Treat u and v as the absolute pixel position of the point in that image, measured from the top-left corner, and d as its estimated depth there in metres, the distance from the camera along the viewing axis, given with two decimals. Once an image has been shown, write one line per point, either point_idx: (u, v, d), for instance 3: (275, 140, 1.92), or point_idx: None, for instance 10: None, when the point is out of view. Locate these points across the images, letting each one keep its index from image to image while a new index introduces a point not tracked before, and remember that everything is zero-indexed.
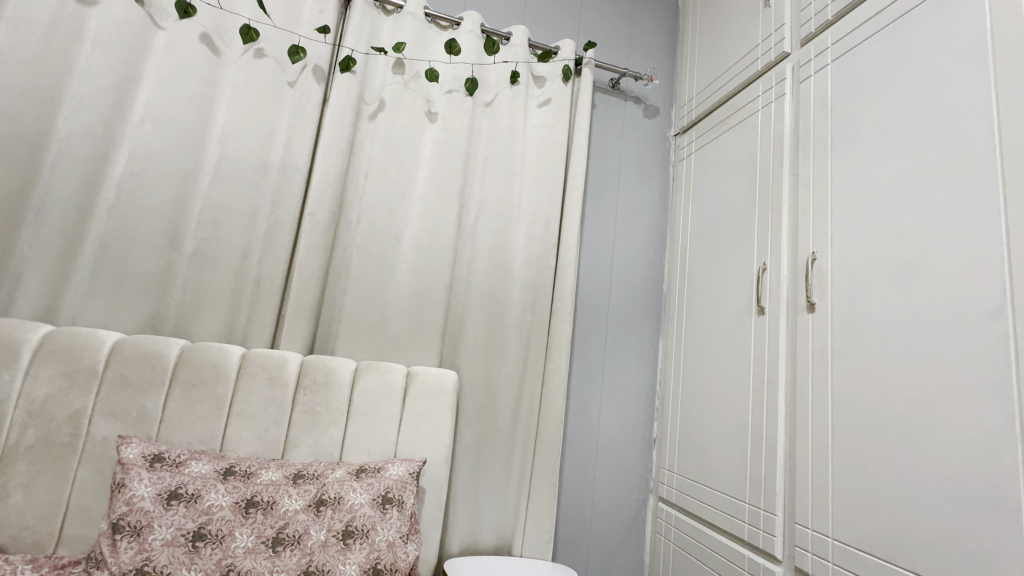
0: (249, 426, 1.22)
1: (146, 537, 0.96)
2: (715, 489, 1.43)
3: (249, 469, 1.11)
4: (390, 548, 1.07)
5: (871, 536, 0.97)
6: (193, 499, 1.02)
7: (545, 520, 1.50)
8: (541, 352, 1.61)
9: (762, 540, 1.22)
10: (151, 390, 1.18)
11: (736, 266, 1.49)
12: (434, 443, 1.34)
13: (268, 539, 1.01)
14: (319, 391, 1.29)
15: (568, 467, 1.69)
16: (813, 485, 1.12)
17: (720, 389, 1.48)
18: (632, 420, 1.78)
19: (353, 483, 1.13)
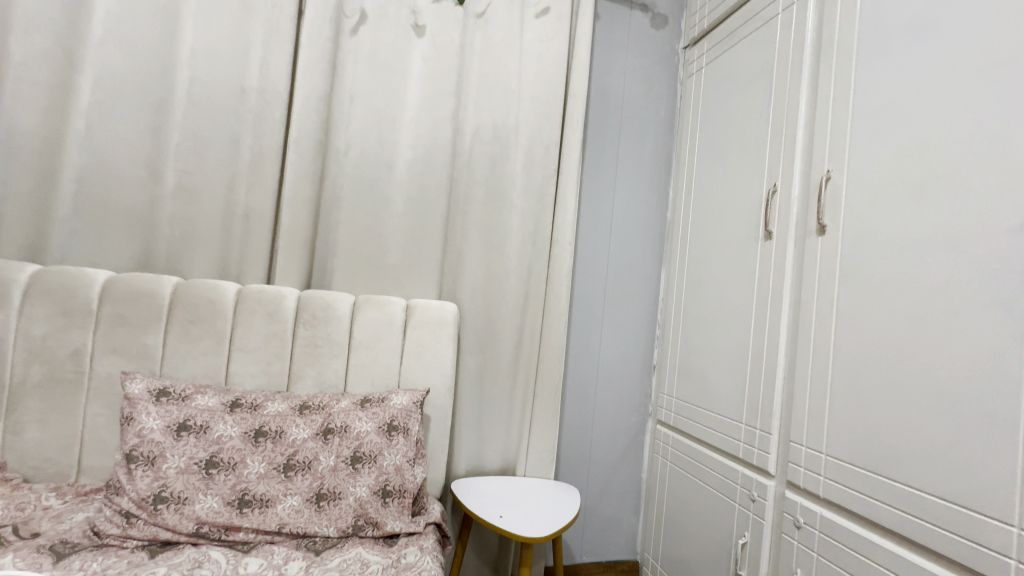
0: (252, 361, 1.22)
1: (160, 466, 0.99)
2: (713, 412, 1.47)
3: (255, 402, 1.12)
4: (398, 471, 1.11)
5: (864, 451, 1.00)
6: (202, 430, 1.04)
7: (547, 443, 1.55)
8: (542, 282, 1.58)
9: (757, 457, 1.27)
10: (149, 327, 1.17)
11: (745, 189, 1.43)
12: (436, 374, 1.36)
13: (279, 465, 1.05)
14: (319, 325, 1.28)
15: (570, 394, 1.73)
16: (811, 405, 1.14)
17: (722, 316, 1.47)
18: (632, 348, 1.80)
19: (359, 413, 1.16)
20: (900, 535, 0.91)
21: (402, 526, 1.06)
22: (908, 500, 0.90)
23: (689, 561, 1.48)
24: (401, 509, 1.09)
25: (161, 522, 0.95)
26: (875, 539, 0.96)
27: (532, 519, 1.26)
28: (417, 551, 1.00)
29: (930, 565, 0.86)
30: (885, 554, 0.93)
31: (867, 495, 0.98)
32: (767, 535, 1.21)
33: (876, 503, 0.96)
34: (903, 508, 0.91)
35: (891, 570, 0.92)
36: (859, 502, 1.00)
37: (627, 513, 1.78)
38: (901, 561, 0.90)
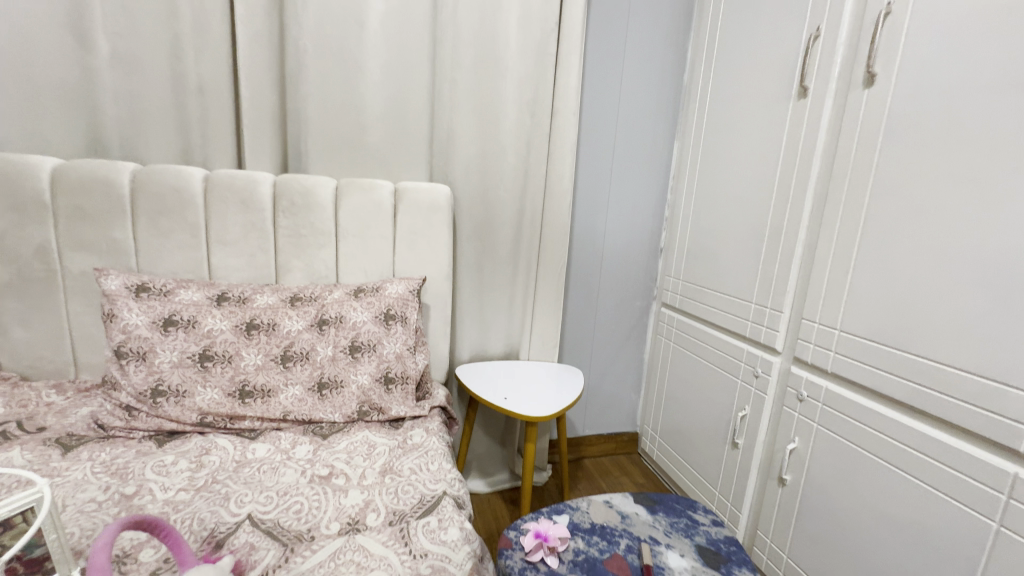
0: (233, 253, 1.14)
1: (152, 361, 0.96)
2: (722, 293, 1.42)
3: (243, 295, 1.07)
4: (399, 359, 1.10)
5: (884, 326, 0.96)
6: (191, 325, 1.00)
7: (551, 328, 1.54)
8: (542, 161, 1.44)
9: (764, 334, 1.25)
10: (114, 220, 1.07)
11: (782, 38, 1.21)
12: (433, 261, 1.29)
13: (276, 357, 1.03)
14: (300, 214, 1.17)
15: (573, 280, 1.68)
16: (830, 281, 1.08)
17: (740, 191, 1.35)
18: (639, 230, 1.71)
19: (353, 303, 1.11)
20: (910, 406, 0.91)
21: (408, 409, 1.07)
22: (924, 373, 0.88)
23: (687, 432, 1.56)
24: (405, 394, 1.09)
25: (163, 413, 0.93)
26: (881, 410, 0.96)
27: (536, 401, 1.28)
28: (423, 433, 1.01)
29: (936, 433, 0.87)
30: (891, 423, 0.94)
31: (880, 369, 0.96)
32: (768, 407, 1.24)
33: (888, 377, 0.94)
34: (918, 381, 0.89)
35: (895, 438, 0.93)
36: (869, 375, 0.98)
37: (628, 391, 1.84)
38: (906, 429, 0.91)
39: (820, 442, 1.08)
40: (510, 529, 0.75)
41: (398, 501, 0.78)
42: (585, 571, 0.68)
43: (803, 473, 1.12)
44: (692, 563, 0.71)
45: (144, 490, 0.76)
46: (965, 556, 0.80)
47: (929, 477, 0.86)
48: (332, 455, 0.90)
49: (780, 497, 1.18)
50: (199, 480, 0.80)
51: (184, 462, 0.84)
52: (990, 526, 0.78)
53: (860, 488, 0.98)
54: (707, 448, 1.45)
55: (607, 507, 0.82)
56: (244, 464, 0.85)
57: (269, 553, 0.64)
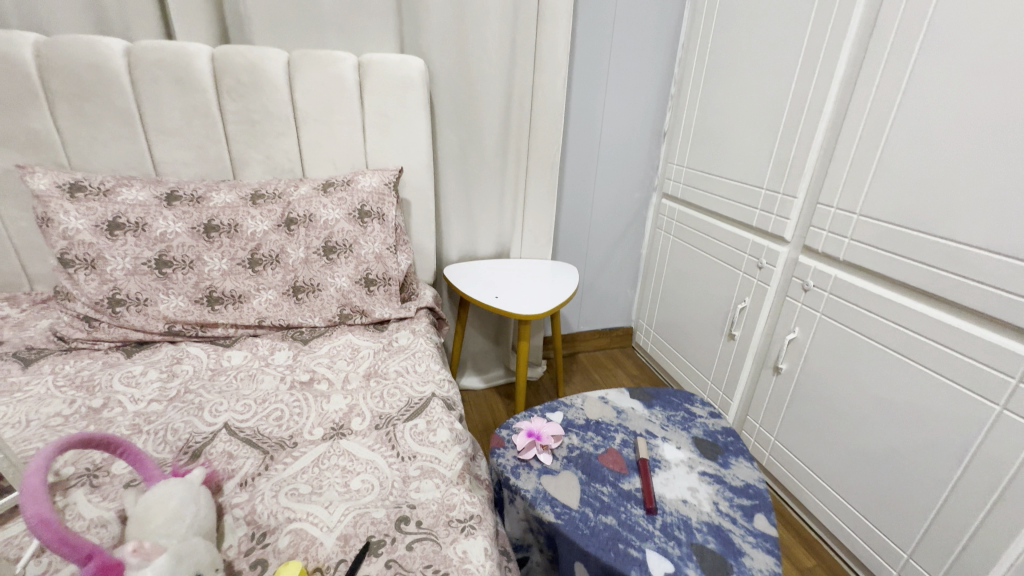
0: (179, 145, 0.99)
1: (103, 268, 0.86)
2: (730, 179, 1.30)
3: (197, 193, 0.95)
4: (379, 260, 1.01)
5: (912, 207, 0.86)
6: (140, 228, 0.89)
7: (544, 224, 1.44)
8: (532, 25, 1.22)
9: (772, 223, 1.16)
10: (26, 106, 0.90)
11: None
12: (410, 151, 1.15)
13: (243, 261, 0.94)
14: (250, 94, 1.00)
15: (568, 171, 1.54)
16: (855, 160, 0.96)
17: (762, 57, 1.17)
18: (641, 112, 1.54)
19: (322, 199, 1.00)
20: (927, 292, 0.85)
21: (392, 311, 1.01)
22: (950, 257, 0.81)
23: (683, 326, 1.54)
24: (389, 296, 1.02)
25: (126, 323, 0.87)
26: (894, 298, 0.91)
27: (528, 300, 1.23)
28: (410, 334, 0.96)
29: (951, 320, 0.82)
30: (903, 312, 0.89)
31: (899, 254, 0.89)
32: (769, 299, 1.19)
33: (908, 262, 0.88)
34: (941, 266, 0.83)
35: (905, 326, 0.88)
36: (886, 262, 0.91)
37: (623, 287, 1.80)
38: (918, 317, 0.86)
39: (821, 331, 1.05)
40: (502, 428, 0.73)
41: (384, 404, 0.74)
42: (579, 466, 0.66)
43: (800, 363, 1.11)
44: (689, 455, 0.69)
45: (112, 402, 0.72)
46: (959, 437, 0.80)
47: (935, 364, 0.84)
48: (313, 360, 0.85)
49: (774, 385, 1.19)
50: (171, 390, 0.75)
51: (154, 372, 0.79)
52: (992, 409, 0.76)
53: (859, 375, 0.97)
54: (703, 341, 1.44)
55: (603, 403, 0.79)
56: (220, 372, 0.80)
57: (248, 461, 0.61)
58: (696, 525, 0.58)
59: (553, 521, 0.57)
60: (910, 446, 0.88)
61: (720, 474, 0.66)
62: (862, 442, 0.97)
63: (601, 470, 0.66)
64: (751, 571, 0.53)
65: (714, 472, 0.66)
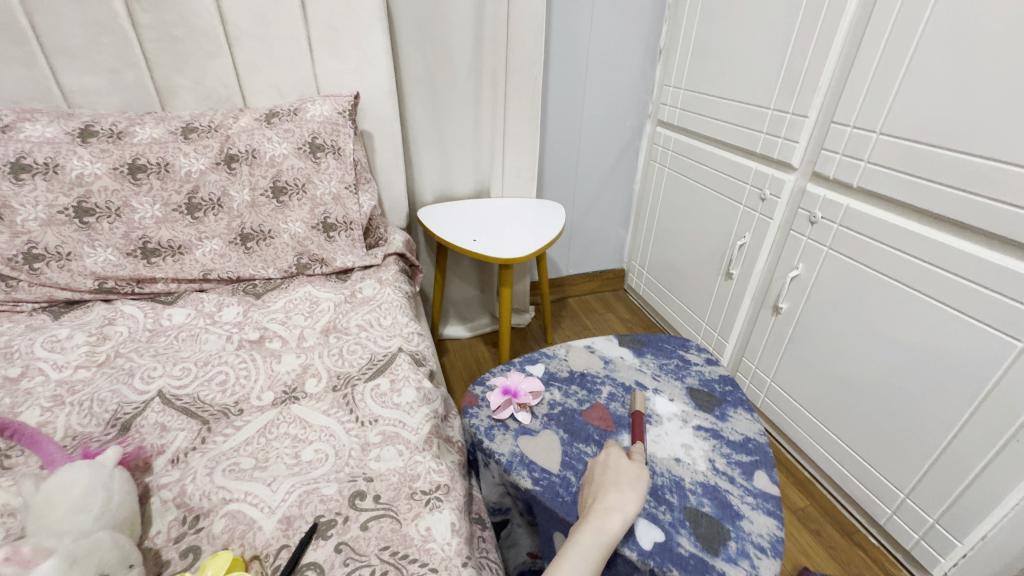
0: (88, 70, 0.84)
1: (11, 219, 0.74)
2: (733, 100, 1.17)
3: (117, 128, 0.81)
4: (337, 201, 0.90)
5: (942, 120, 0.75)
6: (51, 170, 0.76)
7: (526, 159, 1.31)
8: None
9: (779, 148, 1.05)
10: None
11: None
12: (368, 73, 1.00)
13: (179, 206, 0.82)
14: (164, 2, 0.83)
15: (553, 97, 1.39)
16: (879, 69, 0.83)
17: None
18: (633, 24, 1.36)
19: (266, 132, 0.87)
20: (951, 219, 0.76)
21: (356, 259, 0.91)
22: (983, 178, 0.71)
23: (677, 265, 1.46)
24: (351, 242, 0.92)
25: (49, 282, 0.76)
26: (912, 227, 0.82)
27: (510, 242, 1.13)
28: (375, 284, 0.86)
29: (975, 250, 0.74)
30: (921, 242, 0.80)
31: (921, 177, 0.79)
32: (772, 234, 1.10)
33: (931, 185, 0.78)
34: (972, 189, 0.73)
35: (922, 258, 0.80)
36: (906, 186, 0.81)
37: (614, 226, 1.70)
38: (939, 247, 0.77)
39: (828, 267, 0.97)
40: (475, 385, 0.65)
41: (343, 362, 0.66)
42: (561, 425, 0.59)
43: (803, 302, 1.03)
44: (683, 408, 0.62)
45: (32, 370, 0.63)
46: (973, 376, 0.74)
47: (952, 299, 0.76)
48: (265, 316, 0.76)
49: (772, 325, 1.12)
50: (100, 355, 0.66)
51: (82, 336, 0.69)
52: (1014, 346, 0.70)
53: (866, 313, 0.90)
54: (698, 281, 1.36)
55: (588, 353, 0.72)
56: (158, 334, 0.71)
57: (181, 434, 0.53)
58: (690, 487, 0.52)
59: (530, 489, 0.51)
60: (918, 386, 0.82)
61: (717, 427, 0.60)
62: (866, 384, 0.91)
63: (586, 428, 0.59)
64: (749, 536, 0.47)
65: (710, 426, 0.60)
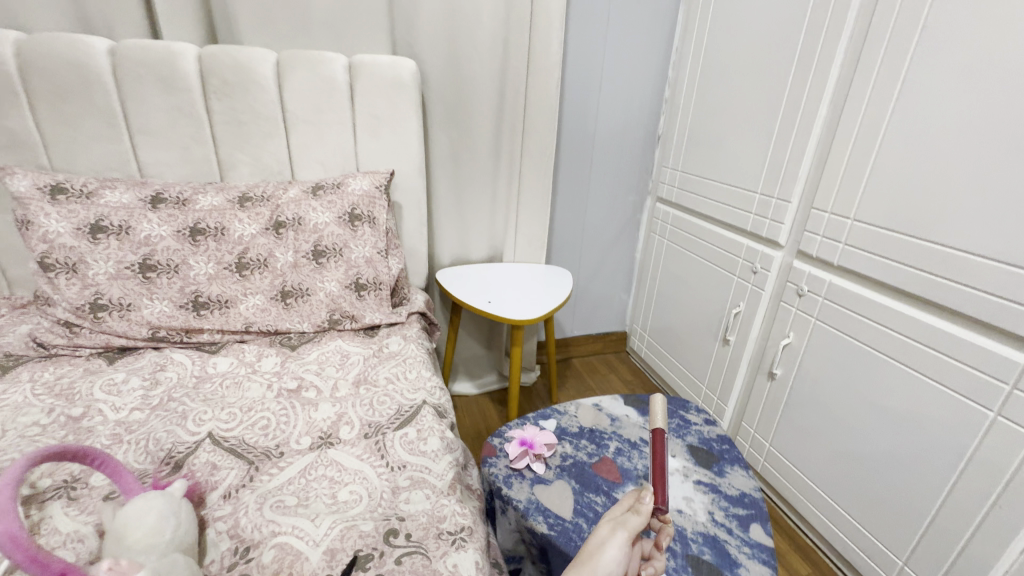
0: (164, 146, 0.97)
1: (86, 273, 0.84)
2: (724, 183, 1.30)
3: (183, 196, 0.93)
4: (370, 264, 1.00)
5: (905, 210, 0.86)
6: (124, 231, 0.87)
7: (537, 228, 1.43)
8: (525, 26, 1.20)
9: (767, 227, 1.16)
10: (5, 106, 0.88)
11: None
12: (402, 153, 1.14)
13: (230, 265, 0.92)
14: (237, 95, 0.98)
15: (562, 174, 1.54)
16: (849, 165, 0.96)
17: (756, 62, 1.17)
18: (634, 114, 1.54)
19: (312, 202, 0.98)
20: (921, 297, 0.85)
21: (383, 316, 0.99)
22: (943, 262, 0.81)
23: (677, 329, 1.53)
24: (379, 301, 1.00)
25: (108, 329, 0.84)
26: (889, 303, 0.90)
27: (522, 305, 1.21)
28: (400, 340, 0.94)
29: (945, 325, 0.82)
30: (897, 317, 0.88)
31: (892, 259, 0.89)
32: (764, 304, 1.19)
33: (901, 266, 0.88)
34: (935, 271, 0.82)
35: (899, 331, 0.88)
36: (880, 267, 0.91)
37: (617, 291, 1.80)
38: (913, 323, 0.86)
39: (816, 336, 1.05)
40: (494, 437, 0.71)
41: (373, 412, 0.73)
42: (573, 476, 0.65)
43: (795, 368, 1.10)
44: (684, 463, 0.68)
45: (93, 411, 0.70)
46: (954, 443, 0.80)
47: (928, 370, 0.83)
48: (301, 367, 0.83)
49: (768, 390, 1.18)
50: (153, 398, 0.73)
51: (136, 380, 0.76)
52: (986, 416, 0.76)
53: (855, 380, 0.97)
54: (697, 346, 1.43)
55: (596, 410, 0.78)
56: (205, 380, 0.78)
57: (232, 473, 0.59)
58: (691, 536, 0.57)
59: (546, 533, 0.56)
60: (905, 451, 0.87)
61: (716, 482, 0.65)
62: (857, 449, 0.96)
63: (595, 480, 0.64)
64: None
65: (709, 481, 0.65)
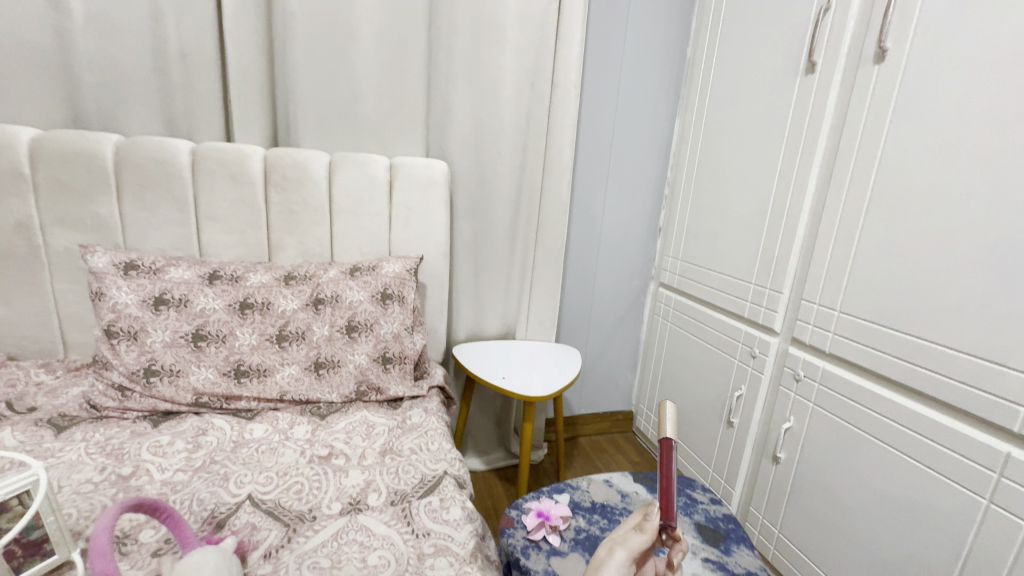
0: (224, 230, 1.11)
1: (145, 341, 0.93)
2: (721, 273, 1.42)
3: (236, 273, 1.04)
4: (397, 339, 1.09)
5: (884, 305, 0.96)
6: (183, 304, 0.97)
7: (548, 309, 1.53)
8: (542, 135, 1.39)
9: (762, 315, 1.25)
10: (97, 195, 1.02)
11: (790, 12, 1.19)
12: (430, 240, 1.27)
13: (272, 336, 1.01)
14: (293, 189, 1.13)
15: (571, 259, 1.67)
16: (831, 263, 1.07)
17: (743, 170, 1.34)
18: (637, 208, 1.70)
19: (349, 282, 1.09)
20: (907, 386, 0.91)
21: (406, 389, 1.06)
22: (922, 354, 0.89)
23: (683, 410, 1.57)
24: (403, 375, 1.08)
25: (157, 393, 0.92)
26: (879, 390, 0.97)
27: (534, 381, 1.28)
28: (422, 413, 1.00)
29: (932, 413, 0.88)
30: (888, 404, 0.95)
31: (877, 349, 0.97)
32: (764, 387, 1.25)
33: (886, 356, 0.95)
34: (917, 362, 0.90)
35: (891, 418, 0.94)
36: (867, 356, 0.99)
37: (624, 370, 1.86)
38: (903, 410, 0.92)
39: (816, 421, 1.10)
40: (512, 508, 0.76)
41: (399, 481, 0.78)
42: (587, 549, 0.69)
43: (798, 452, 1.14)
44: (692, 541, 0.72)
45: (141, 470, 0.75)
46: (953, 532, 0.82)
47: (922, 456, 0.88)
48: (330, 435, 0.89)
49: (774, 474, 1.21)
50: (196, 461, 0.79)
51: (181, 443, 0.82)
52: (980, 503, 0.79)
53: (855, 465, 1.00)
54: (703, 427, 1.47)
55: (607, 486, 0.83)
56: (242, 445, 0.84)
57: (271, 533, 0.64)
58: None
59: None
60: (909, 540, 0.89)
61: (723, 560, 0.68)
62: (863, 536, 0.98)
63: None
64: None
65: (716, 559, 0.69)
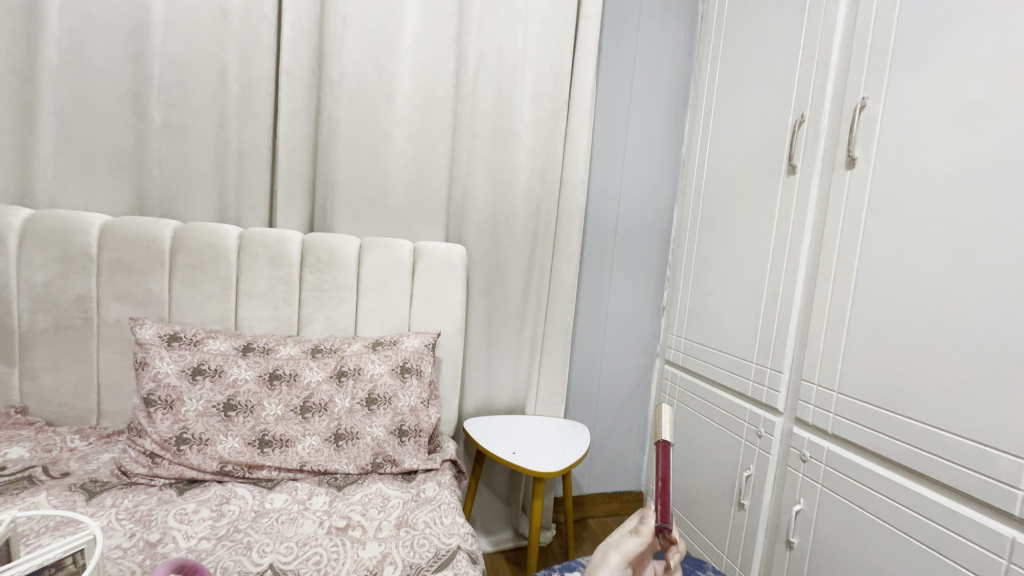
0: (259, 306, 1.20)
1: (179, 409, 0.99)
2: (723, 352, 1.48)
3: (267, 346, 1.12)
4: (413, 412, 1.13)
5: (878, 387, 1.00)
6: (217, 374, 1.04)
7: (557, 384, 1.58)
8: (551, 223, 1.53)
9: (765, 394, 1.30)
10: (152, 273, 1.13)
11: (769, 123, 1.36)
12: (447, 317, 1.36)
13: (296, 407, 1.06)
14: (325, 269, 1.24)
15: (579, 336, 1.74)
16: (826, 345, 1.14)
17: (738, 256, 1.45)
18: (641, 288, 1.80)
19: (371, 355, 1.16)
20: (909, 468, 0.94)
21: (419, 462, 1.09)
22: (919, 436, 0.92)
23: (693, 490, 1.55)
24: (417, 448, 1.11)
25: (185, 461, 0.96)
26: (883, 472, 0.99)
27: (543, 457, 1.30)
28: (435, 486, 1.03)
29: (935, 496, 0.89)
30: (893, 486, 0.96)
31: (877, 430, 1.00)
32: (772, 467, 1.26)
33: (885, 438, 0.98)
34: (915, 444, 0.93)
35: (897, 500, 0.95)
36: (868, 437, 1.02)
37: (632, 448, 1.85)
38: (908, 492, 0.93)
39: (825, 503, 1.10)
40: None
41: (413, 554, 0.79)
42: None
43: (810, 536, 1.13)
44: None
45: (167, 537, 0.78)
46: None
47: (932, 541, 0.88)
48: (347, 507, 0.91)
49: (788, 561, 1.18)
50: (219, 530, 0.82)
51: (205, 511, 0.86)
52: None
53: (868, 551, 0.99)
54: (714, 509, 1.45)
55: None
56: (263, 514, 0.87)
57: None
58: None
59: None
60: None
61: None
62: None
63: None
64: None
65: None
